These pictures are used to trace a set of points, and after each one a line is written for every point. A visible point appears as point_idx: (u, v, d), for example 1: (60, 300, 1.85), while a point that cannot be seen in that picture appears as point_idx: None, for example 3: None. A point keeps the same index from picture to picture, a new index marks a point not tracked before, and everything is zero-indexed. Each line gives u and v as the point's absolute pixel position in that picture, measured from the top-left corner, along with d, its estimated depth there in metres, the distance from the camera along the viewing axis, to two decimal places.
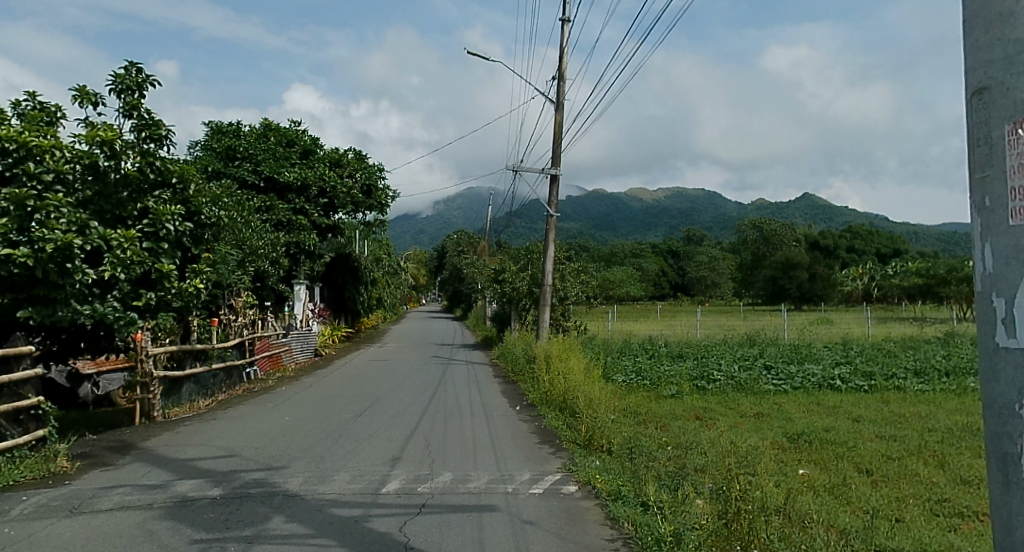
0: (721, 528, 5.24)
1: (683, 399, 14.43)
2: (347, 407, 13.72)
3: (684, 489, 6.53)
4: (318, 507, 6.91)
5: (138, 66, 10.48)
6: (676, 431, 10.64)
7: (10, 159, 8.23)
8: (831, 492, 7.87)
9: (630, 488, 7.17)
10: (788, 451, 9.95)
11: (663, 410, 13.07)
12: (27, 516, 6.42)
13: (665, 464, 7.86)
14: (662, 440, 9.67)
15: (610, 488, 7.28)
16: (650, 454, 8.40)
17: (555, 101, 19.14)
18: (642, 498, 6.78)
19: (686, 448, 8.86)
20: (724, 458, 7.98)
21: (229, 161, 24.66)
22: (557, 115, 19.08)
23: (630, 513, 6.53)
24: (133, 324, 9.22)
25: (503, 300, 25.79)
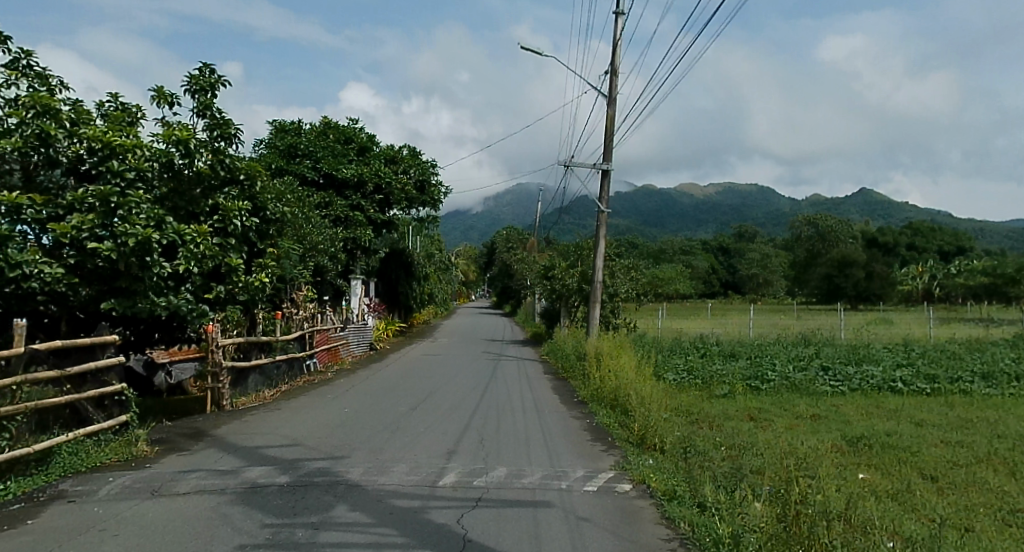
0: (781, 532, 5.27)
1: (736, 399, 14.35)
2: (403, 399, 14.08)
3: (742, 491, 6.58)
4: (379, 497, 7.13)
5: (211, 67, 10.90)
6: (728, 432, 10.59)
7: (96, 157, 8.62)
8: (896, 498, 7.80)
9: (685, 488, 7.23)
10: (849, 456, 9.84)
11: (716, 409, 13.04)
12: (113, 496, 6.76)
13: (721, 465, 7.85)
14: (716, 440, 9.67)
15: (665, 487, 7.34)
16: (704, 455, 8.41)
17: (608, 96, 19.12)
18: (699, 499, 6.84)
19: (741, 450, 8.82)
20: (781, 461, 7.93)
21: (291, 158, 25.25)
22: (609, 110, 19.03)
23: (686, 513, 6.58)
24: (204, 315, 9.68)
25: (554, 296, 25.90)
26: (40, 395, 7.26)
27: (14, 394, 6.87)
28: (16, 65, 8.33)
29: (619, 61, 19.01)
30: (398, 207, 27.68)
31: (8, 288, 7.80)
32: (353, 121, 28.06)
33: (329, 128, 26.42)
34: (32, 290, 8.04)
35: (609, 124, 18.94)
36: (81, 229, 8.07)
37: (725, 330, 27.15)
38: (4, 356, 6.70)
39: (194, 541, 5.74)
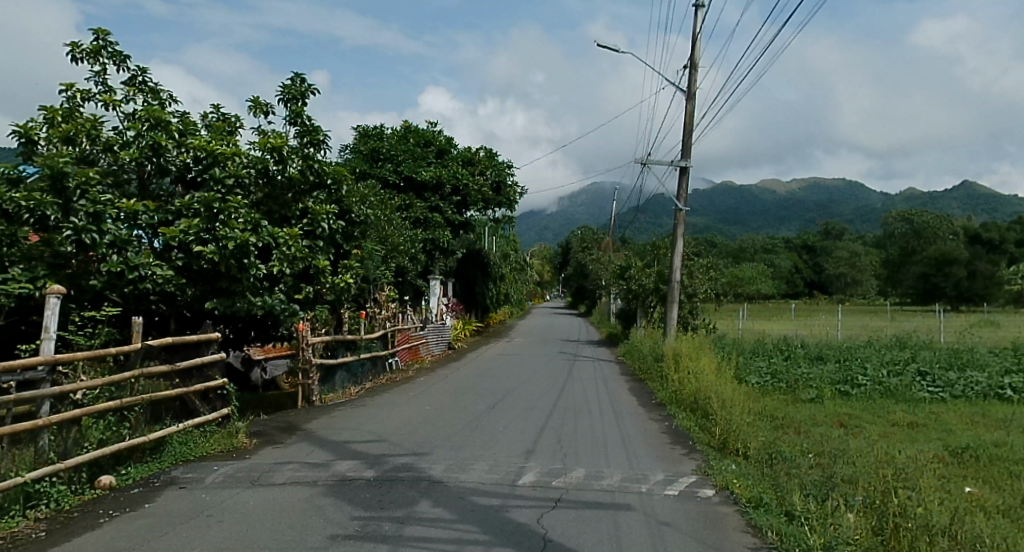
0: (878, 545, 5.34)
1: (823, 404, 14.04)
2: (483, 399, 14.34)
3: (833, 501, 6.54)
4: (461, 494, 7.35)
5: (302, 77, 11.38)
6: (816, 438, 10.42)
7: (201, 165, 9.17)
8: (1005, 515, 7.55)
9: (771, 497, 7.17)
10: (952, 467, 9.56)
11: (803, 415, 12.83)
12: (217, 484, 7.20)
13: (810, 473, 7.75)
14: (801, 446, 9.52)
15: (750, 495, 7.29)
16: (792, 461, 8.30)
17: (687, 91, 18.96)
18: (786, 507, 6.78)
19: (831, 458, 8.69)
20: (875, 468, 7.74)
21: (372, 162, 25.96)
22: (688, 106, 18.87)
23: (773, 522, 6.53)
24: (296, 315, 10.12)
25: (630, 297, 25.78)
26: (154, 388, 7.78)
27: (131, 386, 7.40)
28: (131, 81, 8.96)
29: (698, 56, 18.81)
30: (475, 208, 28.06)
31: (124, 288, 8.41)
32: (433, 124, 28.64)
33: (410, 132, 27.02)
34: (146, 291, 8.59)
35: (687, 120, 18.77)
36: (187, 233, 8.60)
37: (812, 332, 26.49)
38: (123, 351, 7.24)
39: (289, 530, 6.07)
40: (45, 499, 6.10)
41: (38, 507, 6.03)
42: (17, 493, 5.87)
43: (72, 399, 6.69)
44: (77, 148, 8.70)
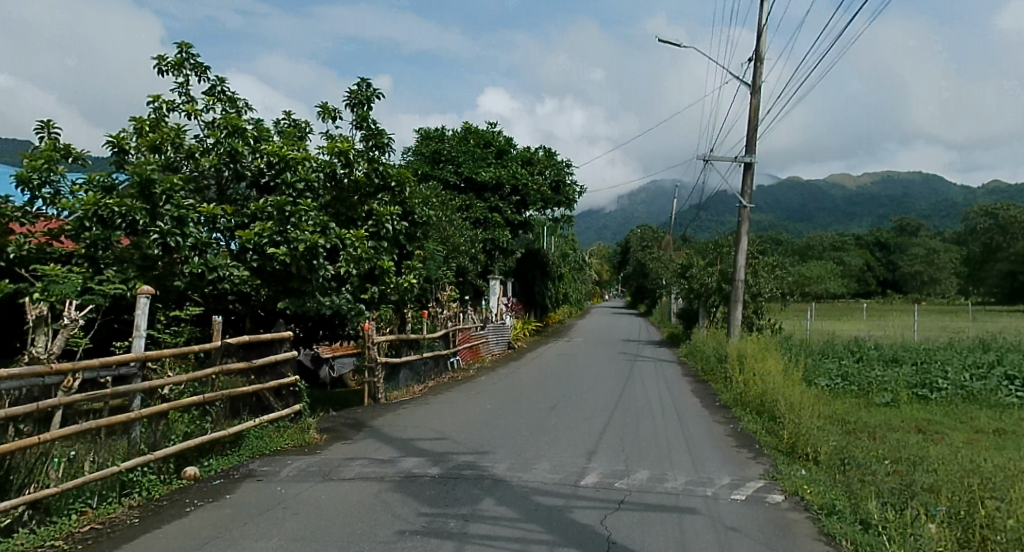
0: None
1: (900, 409, 13.70)
2: (544, 398, 14.43)
3: (913, 510, 6.41)
4: (525, 493, 7.47)
5: (367, 82, 11.66)
6: (891, 444, 10.17)
7: (273, 170, 9.50)
8: None
9: (844, 504, 7.02)
10: None
11: (877, 419, 12.56)
12: (291, 477, 7.48)
13: (887, 480, 7.57)
14: (874, 452, 9.31)
15: (822, 501, 7.14)
16: (867, 467, 8.10)
17: (752, 85, 18.67)
18: (861, 516, 6.64)
19: (909, 465, 8.47)
20: (956, 476, 7.49)
21: (434, 164, 26.37)
22: (753, 100, 18.59)
23: (847, 531, 6.39)
24: (361, 314, 10.38)
25: (692, 296, 25.51)
26: (232, 384, 8.12)
27: (212, 382, 7.74)
28: (210, 91, 9.32)
29: (763, 49, 18.51)
30: (534, 208, 28.17)
31: (205, 289, 8.82)
32: (493, 125, 28.88)
33: (470, 134, 27.31)
34: (224, 290, 8.97)
35: (752, 115, 18.50)
36: (262, 236, 8.91)
37: (887, 332, 25.78)
38: (204, 349, 7.58)
39: (359, 524, 6.26)
40: (138, 487, 6.47)
41: (131, 494, 6.40)
42: (113, 481, 6.25)
43: (161, 394, 7.06)
44: (164, 156, 9.28)
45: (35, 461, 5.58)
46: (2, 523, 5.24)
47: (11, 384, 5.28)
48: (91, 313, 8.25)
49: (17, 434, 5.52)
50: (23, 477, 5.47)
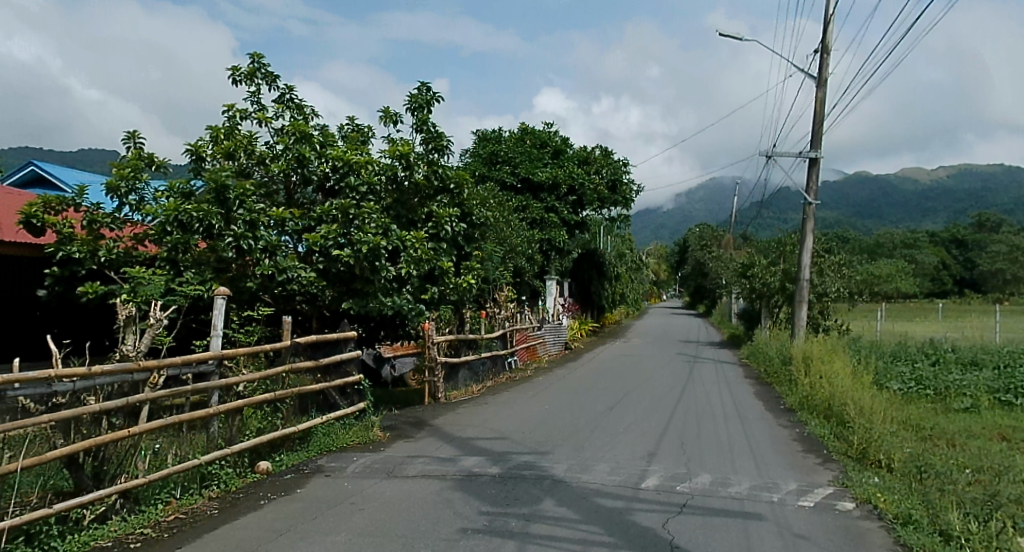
0: None
1: (981, 415, 13.24)
2: (602, 399, 14.42)
3: (999, 523, 6.26)
4: (585, 495, 7.50)
5: (427, 85, 11.84)
6: (971, 452, 9.83)
7: (338, 174, 9.72)
8: None
9: (921, 513, 6.80)
10: None
11: (955, 425, 12.17)
12: (358, 473, 7.67)
13: (967, 490, 7.32)
14: (951, 460, 9.02)
15: (897, 510, 6.95)
16: (945, 475, 7.85)
17: (818, 77, 18.27)
18: (941, 527, 6.42)
19: (991, 474, 8.17)
20: None
21: (491, 165, 26.57)
22: (818, 93, 18.19)
23: (925, 541, 6.19)
24: (422, 314, 10.54)
25: (754, 296, 25.09)
26: (301, 382, 8.36)
27: (283, 380, 8.00)
28: (280, 99, 9.62)
29: (829, 40, 18.09)
30: (591, 207, 28.09)
31: (275, 290, 9.12)
32: (550, 124, 28.92)
33: (527, 134, 27.43)
34: (291, 292, 9.25)
35: (817, 109, 18.12)
36: (328, 238, 9.12)
37: (965, 334, 24.90)
38: (275, 348, 7.85)
39: (424, 521, 6.39)
40: (216, 480, 6.74)
41: (211, 486, 6.67)
42: (194, 473, 6.53)
43: (236, 391, 7.32)
44: (236, 162, 9.63)
45: (124, 453, 5.86)
46: (96, 511, 5.57)
47: (103, 380, 5.58)
48: (172, 314, 8.73)
49: (109, 428, 5.82)
50: (114, 468, 5.77)
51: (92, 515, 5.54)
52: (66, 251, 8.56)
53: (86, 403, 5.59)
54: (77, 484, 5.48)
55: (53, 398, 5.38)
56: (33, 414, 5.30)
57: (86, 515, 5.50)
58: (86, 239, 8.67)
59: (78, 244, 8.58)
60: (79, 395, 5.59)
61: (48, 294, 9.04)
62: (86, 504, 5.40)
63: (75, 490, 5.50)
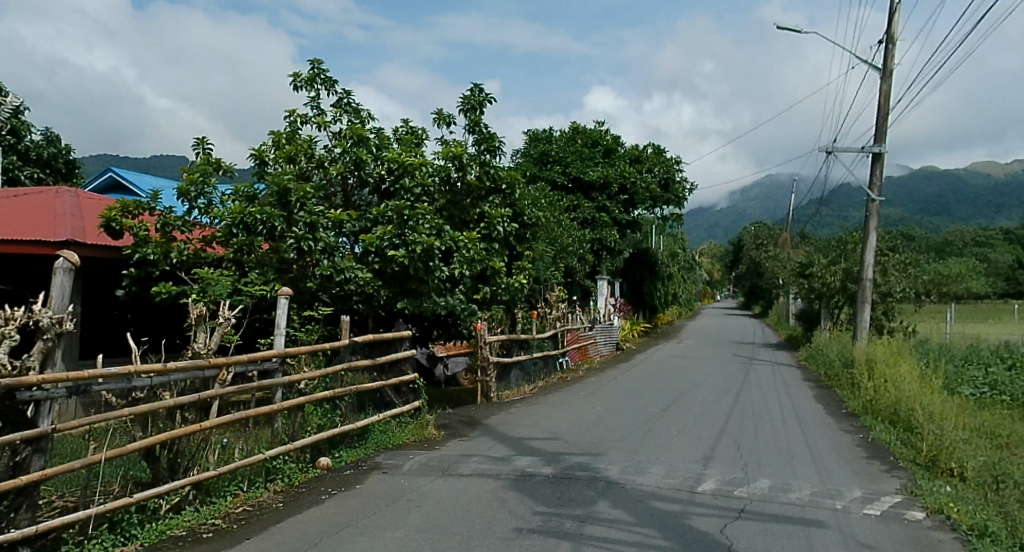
0: None
1: None
2: (654, 401, 14.27)
3: None
4: (640, 497, 7.42)
5: (480, 86, 11.87)
6: None
7: (393, 175, 9.81)
8: None
9: (999, 526, 6.54)
10: None
11: None
12: (414, 471, 7.72)
13: None
14: None
15: (971, 522, 6.70)
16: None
17: (883, 69, 17.77)
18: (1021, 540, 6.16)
19: None
20: None
21: (542, 165, 26.54)
22: (883, 85, 17.69)
23: None
24: (474, 314, 10.56)
25: (813, 297, 24.55)
26: (359, 380, 8.46)
27: (342, 378, 8.13)
28: (338, 103, 9.75)
29: (895, 31, 17.58)
30: (642, 207, 27.82)
31: (334, 290, 9.24)
32: (601, 123, 28.76)
33: (578, 133, 27.34)
34: (348, 292, 9.37)
35: (882, 103, 17.64)
36: (383, 239, 9.19)
37: None
38: (334, 346, 7.97)
39: (479, 519, 6.40)
40: (280, 474, 6.87)
41: (275, 480, 6.80)
42: (260, 467, 6.66)
43: (298, 388, 7.44)
44: (297, 166, 9.79)
45: (196, 447, 6.05)
46: (171, 501, 5.74)
47: (177, 376, 5.75)
48: (238, 314, 8.96)
49: (182, 422, 5.99)
50: (187, 461, 5.95)
51: (168, 506, 5.71)
52: (142, 253, 8.83)
53: (161, 398, 5.77)
54: (154, 475, 5.66)
55: (132, 392, 5.57)
56: (114, 408, 5.48)
57: (163, 505, 5.67)
58: (159, 241, 8.91)
59: (152, 247, 8.82)
60: (155, 390, 5.77)
61: (125, 294, 9.32)
62: (162, 495, 5.58)
63: (152, 481, 5.68)
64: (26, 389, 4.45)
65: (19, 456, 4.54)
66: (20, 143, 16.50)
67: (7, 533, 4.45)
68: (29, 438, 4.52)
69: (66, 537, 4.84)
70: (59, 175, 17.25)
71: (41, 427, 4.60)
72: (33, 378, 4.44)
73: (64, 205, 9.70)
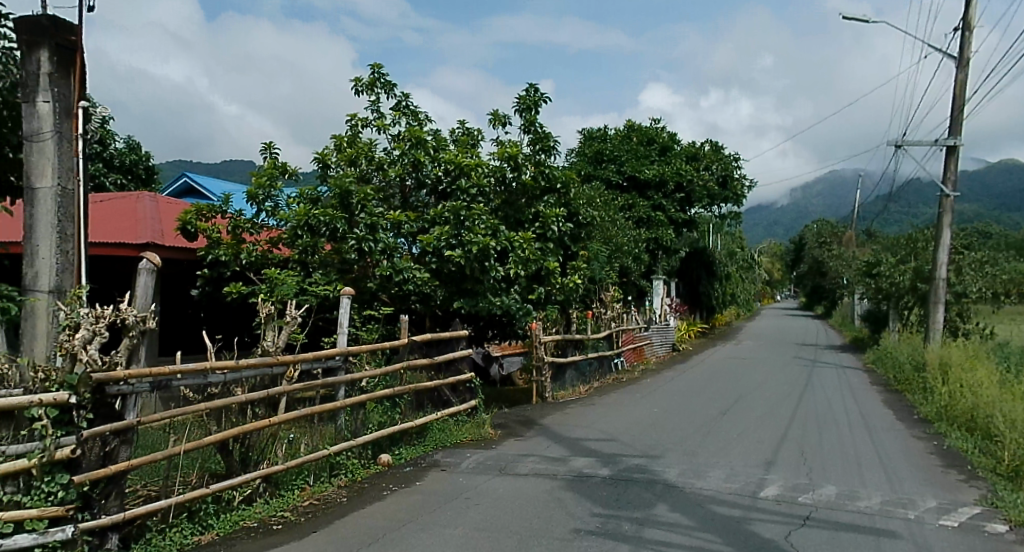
0: None
1: None
2: (713, 403, 13.99)
3: None
4: (700, 501, 7.24)
5: (535, 86, 11.80)
6: None
7: (450, 176, 9.81)
8: None
9: None
10: None
11: None
12: (471, 469, 7.68)
13: None
14: None
15: None
16: None
17: (958, 59, 17.10)
18: None
19: None
20: None
21: (596, 164, 26.34)
22: (959, 75, 17.02)
23: None
24: (529, 314, 10.50)
25: (882, 297, 23.80)
26: (418, 379, 8.49)
27: (401, 376, 8.16)
28: (397, 107, 9.80)
29: (971, 19, 16.90)
30: (699, 205, 27.33)
31: (392, 290, 9.28)
32: (657, 121, 28.40)
33: (633, 131, 27.06)
34: (406, 292, 9.40)
35: (957, 93, 16.99)
36: (440, 239, 9.20)
37: None
38: (394, 345, 8.00)
39: (537, 519, 6.32)
40: (344, 469, 6.91)
41: (339, 475, 6.84)
42: (325, 462, 6.72)
43: (360, 386, 7.49)
44: (357, 169, 9.89)
45: (267, 441, 6.12)
46: (243, 493, 5.80)
47: (248, 372, 5.85)
48: (303, 313, 9.10)
49: (253, 417, 6.07)
50: (258, 455, 6.02)
51: (241, 497, 5.77)
52: (214, 254, 9.10)
53: (233, 394, 5.86)
54: (228, 468, 5.77)
55: (207, 388, 5.67)
56: (191, 402, 5.60)
57: (236, 497, 5.73)
58: (230, 243, 9.13)
59: (224, 248, 9.07)
60: (228, 385, 5.88)
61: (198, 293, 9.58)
62: (237, 485, 5.66)
63: (226, 473, 5.76)
64: (114, 383, 4.58)
65: (107, 447, 4.63)
66: (107, 151, 17.02)
67: (98, 518, 4.56)
68: (117, 430, 4.64)
69: (150, 524, 4.97)
70: (139, 182, 17.69)
71: (127, 419, 4.72)
72: (120, 372, 4.56)
73: (144, 210, 10.05)
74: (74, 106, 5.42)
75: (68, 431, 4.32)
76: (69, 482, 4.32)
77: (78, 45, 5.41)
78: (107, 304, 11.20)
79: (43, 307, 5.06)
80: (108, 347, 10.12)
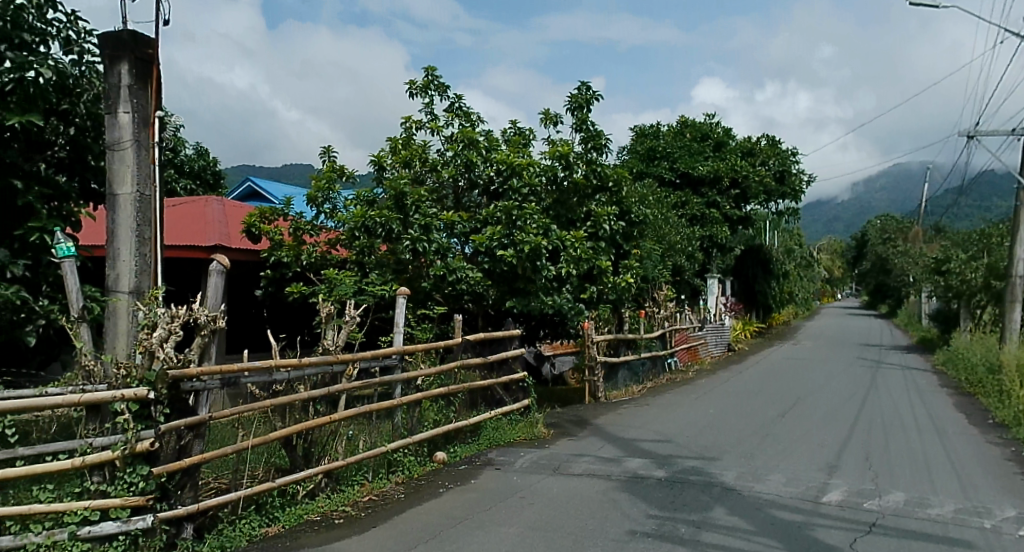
0: None
1: None
2: (772, 404, 13.69)
3: None
4: (759, 505, 7.05)
5: (586, 84, 11.68)
6: None
7: (501, 175, 9.76)
8: None
9: None
10: None
11: None
12: (525, 469, 7.64)
13: None
14: None
15: None
16: None
17: None
18: None
19: None
20: None
21: (649, 161, 26.07)
22: None
23: None
24: (581, 313, 10.39)
25: (952, 296, 22.98)
26: (471, 378, 8.48)
27: (456, 375, 8.16)
28: (450, 108, 9.80)
29: None
30: (755, 201, 26.71)
31: (446, 290, 9.29)
32: (712, 116, 27.95)
33: (687, 127, 26.69)
34: (459, 291, 9.40)
35: None
36: (492, 239, 9.17)
37: None
38: (448, 345, 7.99)
39: (592, 520, 6.24)
40: (401, 466, 6.93)
41: (397, 472, 6.86)
42: (383, 459, 6.76)
43: (416, 384, 7.51)
44: (412, 170, 9.92)
45: (328, 437, 6.17)
46: (307, 488, 5.86)
47: (311, 370, 5.90)
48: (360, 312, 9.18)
49: (315, 414, 6.13)
50: (320, 451, 6.08)
51: (304, 491, 5.83)
52: (276, 256, 9.29)
53: (297, 391, 5.91)
54: (292, 463, 5.81)
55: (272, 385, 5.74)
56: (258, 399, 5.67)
57: (300, 491, 5.79)
58: (292, 244, 9.28)
59: (286, 250, 9.24)
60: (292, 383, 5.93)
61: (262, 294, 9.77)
62: (301, 480, 5.71)
63: (289, 467, 5.81)
64: (187, 379, 4.63)
65: (183, 440, 4.72)
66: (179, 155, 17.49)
67: (175, 508, 4.62)
68: (191, 424, 4.70)
69: (222, 516, 5.05)
70: (205, 186, 18.15)
71: (200, 415, 4.78)
72: (194, 370, 4.62)
73: (212, 213, 10.28)
74: (151, 117, 5.54)
75: (148, 424, 4.42)
76: (149, 473, 4.42)
77: (154, 57, 5.54)
78: (178, 304, 11.51)
79: (124, 308, 5.15)
80: (178, 346, 10.40)
